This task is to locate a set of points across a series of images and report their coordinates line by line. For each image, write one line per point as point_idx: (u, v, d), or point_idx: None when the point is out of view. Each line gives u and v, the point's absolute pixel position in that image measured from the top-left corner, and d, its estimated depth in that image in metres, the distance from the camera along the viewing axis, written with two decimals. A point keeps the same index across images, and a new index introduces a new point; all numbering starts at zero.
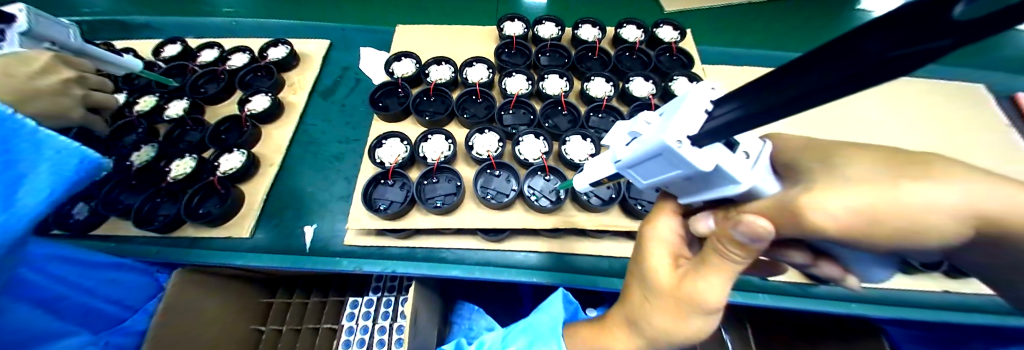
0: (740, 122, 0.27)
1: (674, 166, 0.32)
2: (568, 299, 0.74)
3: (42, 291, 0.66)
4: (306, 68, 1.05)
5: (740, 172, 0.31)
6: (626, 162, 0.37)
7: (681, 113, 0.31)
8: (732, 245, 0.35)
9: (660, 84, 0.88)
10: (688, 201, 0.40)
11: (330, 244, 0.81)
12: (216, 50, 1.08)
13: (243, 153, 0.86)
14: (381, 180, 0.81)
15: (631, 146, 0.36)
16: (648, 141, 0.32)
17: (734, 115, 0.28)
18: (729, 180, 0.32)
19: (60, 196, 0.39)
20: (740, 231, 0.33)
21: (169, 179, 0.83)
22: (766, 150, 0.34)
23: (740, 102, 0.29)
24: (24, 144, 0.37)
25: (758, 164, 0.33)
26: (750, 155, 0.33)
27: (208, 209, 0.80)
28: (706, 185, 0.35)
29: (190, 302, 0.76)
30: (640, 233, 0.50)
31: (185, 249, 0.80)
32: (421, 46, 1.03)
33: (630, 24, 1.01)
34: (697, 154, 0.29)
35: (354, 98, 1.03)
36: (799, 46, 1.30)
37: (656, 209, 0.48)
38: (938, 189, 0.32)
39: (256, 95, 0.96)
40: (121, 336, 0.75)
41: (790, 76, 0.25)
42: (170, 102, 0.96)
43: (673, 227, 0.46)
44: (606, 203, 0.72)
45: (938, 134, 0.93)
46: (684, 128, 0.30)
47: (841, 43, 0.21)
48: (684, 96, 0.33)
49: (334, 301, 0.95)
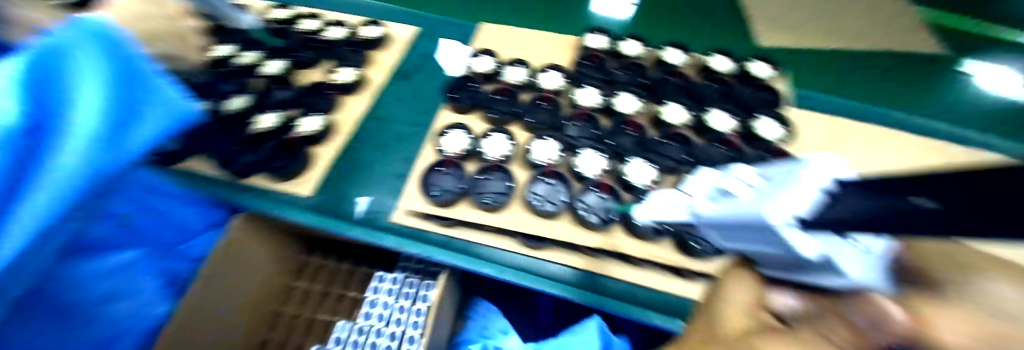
0: (872, 225, 0.22)
1: (773, 245, 0.31)
2: (603, 330, 0.82)
3: (139, 223, 0.82)
4: (392, 51, 1.11)
5: (855, 271, 0.27)
6: (713, 220, 0.37)
7: (792, 190, 0.29)
8: (840, 327, 0.28)
9: (743, 122, 0.85)
10: (772, 276, 0.38)
11: (377, 218, 0.84)
12: (315, 20, 1.15)
13: (323, 118, 0.92)
14: (438, 167, 0.83)
15: (722, 205, 0.37)
16: (747, 211, 0.32)
17: (864, 212, 0.23)
18: (836, 276, 0.28)
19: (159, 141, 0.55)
20: (858, 314, 0.27)
21: (251, 129, 0.87)
22: (890, 247, 0.28)
23: (879, 197, 0.23)
24: (132, 95, 0.50)
25: (877, 264, 0.28)
26: (869, 250, 0.28)
27: (284, 164, 0.85)
28: (815, 274, 0.30)
29: (250, 241, 0.83)
30: (712, 291, 0.47)
31: (241, 195, 0.85)
32: (503, 46, 1.06)
33: (721, 55, 0.98)
34: (801, 238, 0.28)
35: (427, 85, 1.06)
36: (907, 104, 1.12)
37: (729, 275, 0.44)
38: None
39: (343, 68, 1.03)
40: (172, 260, 0.88)
41: (945, 178, 0.20)
42: (269, 59, 1.03)
43: (749, 292, 0.39)
44: (659, 234, 0.73)
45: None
46: (791, 207, 0.29)
47: (1005, 175, 0.15)
48: (790, 171, 0.31)
49: (362, 273, 1.02)
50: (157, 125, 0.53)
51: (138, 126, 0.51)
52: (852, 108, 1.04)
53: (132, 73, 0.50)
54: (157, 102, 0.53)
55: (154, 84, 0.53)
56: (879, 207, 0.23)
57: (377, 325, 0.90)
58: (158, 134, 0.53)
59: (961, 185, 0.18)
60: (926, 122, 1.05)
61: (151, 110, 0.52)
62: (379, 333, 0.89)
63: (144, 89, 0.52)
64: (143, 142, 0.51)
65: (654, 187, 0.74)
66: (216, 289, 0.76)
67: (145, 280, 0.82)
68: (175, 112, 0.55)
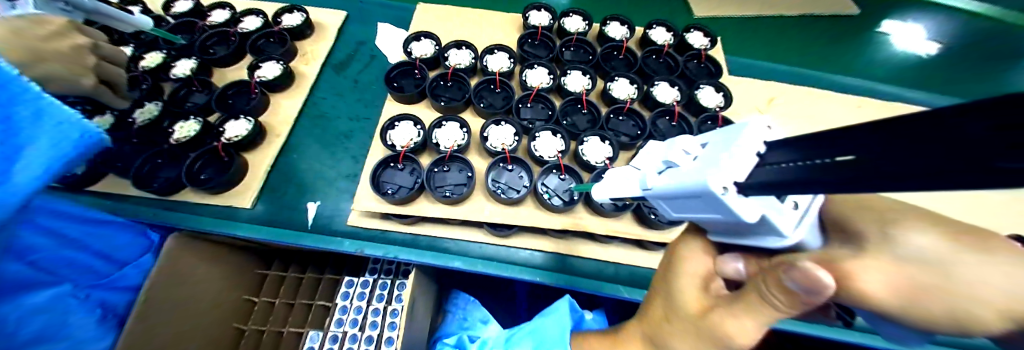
0: (799, 184, 0.23)
1: (713, 210, 0.31)
2: (575, 308, 0.83)
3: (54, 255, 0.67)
4: (321, 39, 1.01)
5: (787, 226, 0.28)
6: (659, 192, 0.36)
7: (730, 155, 0.28)
8: (779, 292, 0.31)
9: (685, 91, 0.88)
10: (720, 240, 0.39)
11: (333, 223, 0.80)
12: (226, 11, 1.06)
13: (250, 121, 0.84)
14: (390, 163, 0.78)
15: (665, 176, 0.36)
16: (688, 180, 0.30)
17: (795, 174, 0.24)
18: (777, 234, 0.29)
19: (59, 169, 0.40)
20: (794, 279, 0.29)
21: (173, 140, 0.84)
22: (818, 202, 0.29)
23: (807, 158, 0.24)
24: (25, 112, 0.37)
25: (806, 219, 0.29)
26: (799, 206, 0.29)
27: (210, 176, 0.80)
28: (754, 235, 0.32)
29: (189, 264, 0.75)
30: (668, 259, 0.48)
31: (183, 214, 0.80)
32: (442, 26, 0.98)
33: (660, 26, 0.99)
34: (742, 202, 0.28)
35: (368, 75, 0.99)
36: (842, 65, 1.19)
37: (682, 243, 0.46)
38: (985, 271, 0.30)
39: (266, 62, 0.93)
40: (107, 292, 0.74)
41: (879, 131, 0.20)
42: (177, 60, 0.96)
43: (704, 260, 0.43)
44: (619, 209, 0.72)
45: (961, 200, 0.86)
46: (732, 173, 0.28)
47: (942, 125, 0.16)
48: (731, 133, 0.30)
49: (329, 280, 0.92)
50: (50, 152, 0.38)
51: (29, 153, 0.37)
52: (786, 72, 1.13)
53: (14, 97, 0.36)
54: (52, 126, 0.38)
55: (45, 104, 0.38)
56: (806, 170, 0.24)
57: (350, 332, 0.81)
58: (51, 163, 0.38)
59: (901, 139, 0.18)
60: (847, 81, 1.16)
61: (45, 134, 0.38)
62: (355, 339, 0.80)
63: (29, 110, 0.37)
64: (35, 174, 0.37)
65: (610, 164, 0.76)
66: (158, 323, 0.69)
67: (82, 317, 0.67)
68: (73, 136, 0.40)
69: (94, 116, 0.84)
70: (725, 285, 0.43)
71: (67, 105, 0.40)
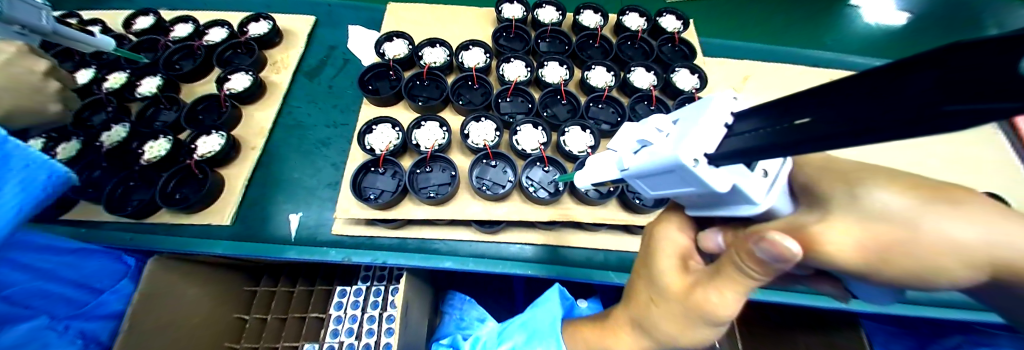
0: (769, 149, 0.23)
1: (687, 183, 0.31)
2: (565, 295, 0.83)
3: (20, 291, 0.63)
4: (291, 46, 0.98)
5: (758, 193, 0.29)
6: (635, 171, 0.36)
7: (698, 128, 0.28)
8: (751, 261, 0.32)
9: (661, 75, 0.89)
10: (698, 213, 0.39)
11: (318, 233, 0.78)
12: (190, 25, 1.01)
13: (222, 136, 0.82)
14: (371, 167, 0.77)
15: (640, 155, 0.35)
16: (661, 156, 0.30)
17: (761, 139, 0.24)
18: (750, 202, 0.30)
19: (28, 209, 0.42)
20: (763, 249, 0.29)
21: (144, 161, 0.80)
22: (785, 169, 0.29)
23: (771, 124, 0.25)
24: None
25: (775, 185, 0.30)
26: (768, 173, 0.29)
27: (185, 194, 0.78)
28: (728, 205, 0.32)
29: (171, 288, 0.73)
30: (648, 239, 0.49)
31: (160, 235, 0.77)
32: (415, 26, 0.96)
33: (633, 12, 0.99)
34: (713, 173, 0.28)
35: (342, 80, 0.97)
36: (813, 40, 1.21)
37: (660, 223, 0.47)
38: (948, 226, 0.31)
39: (235, 74, 0.90)
40: (86, 321, 0.71)
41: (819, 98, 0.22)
42: (141, 79, 0.91)
43: (679, 239, 0.44)
44: (603, 197, 0.73)
45: (932, 160, 0.88)
46: (701, 145, 0.28)
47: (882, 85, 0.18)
48: (701, 106, 0.30)
49: (321, 290, 0.89)
50: (19, 195, 0.41)
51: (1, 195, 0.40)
52: (755, 49, 1.14)
53: None
54: (20, 168, 0.41)
55: (10, 147, 0.41)
56: (773, 135, 0.24)
57: (346, 342, 0.80)
58: (22, 203, 0.41)
59: (846, 99, 0.20)
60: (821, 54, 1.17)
61: (15, 177, 0.41)
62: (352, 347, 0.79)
63: None
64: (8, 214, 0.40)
65: (592, 152, 0.77)
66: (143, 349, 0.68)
67: None
68: (43, 177, 0.44)
69: (60, 143, 0.81)
70: (702, 261, 0.44)
71: (31, 145, 0.43)
